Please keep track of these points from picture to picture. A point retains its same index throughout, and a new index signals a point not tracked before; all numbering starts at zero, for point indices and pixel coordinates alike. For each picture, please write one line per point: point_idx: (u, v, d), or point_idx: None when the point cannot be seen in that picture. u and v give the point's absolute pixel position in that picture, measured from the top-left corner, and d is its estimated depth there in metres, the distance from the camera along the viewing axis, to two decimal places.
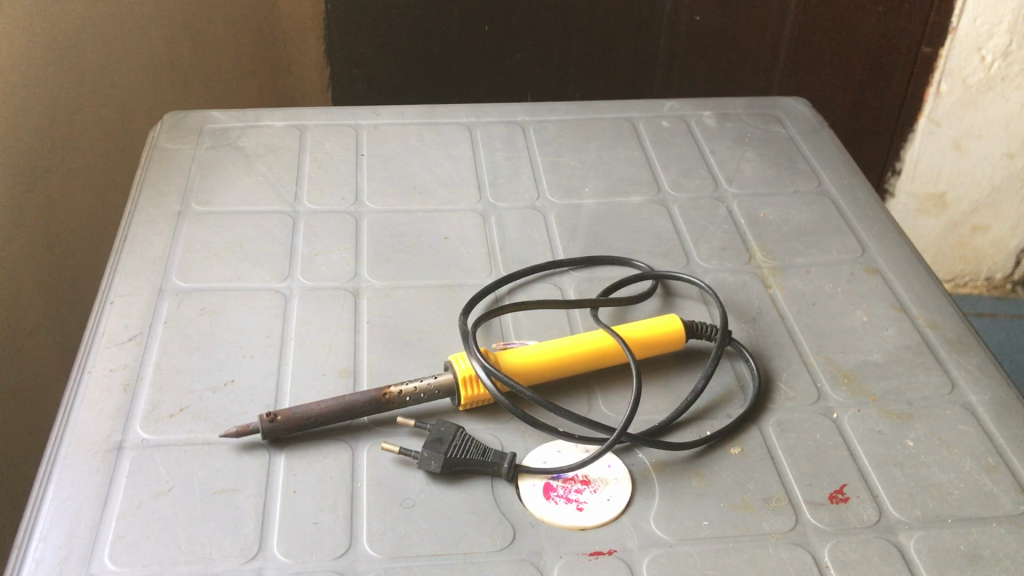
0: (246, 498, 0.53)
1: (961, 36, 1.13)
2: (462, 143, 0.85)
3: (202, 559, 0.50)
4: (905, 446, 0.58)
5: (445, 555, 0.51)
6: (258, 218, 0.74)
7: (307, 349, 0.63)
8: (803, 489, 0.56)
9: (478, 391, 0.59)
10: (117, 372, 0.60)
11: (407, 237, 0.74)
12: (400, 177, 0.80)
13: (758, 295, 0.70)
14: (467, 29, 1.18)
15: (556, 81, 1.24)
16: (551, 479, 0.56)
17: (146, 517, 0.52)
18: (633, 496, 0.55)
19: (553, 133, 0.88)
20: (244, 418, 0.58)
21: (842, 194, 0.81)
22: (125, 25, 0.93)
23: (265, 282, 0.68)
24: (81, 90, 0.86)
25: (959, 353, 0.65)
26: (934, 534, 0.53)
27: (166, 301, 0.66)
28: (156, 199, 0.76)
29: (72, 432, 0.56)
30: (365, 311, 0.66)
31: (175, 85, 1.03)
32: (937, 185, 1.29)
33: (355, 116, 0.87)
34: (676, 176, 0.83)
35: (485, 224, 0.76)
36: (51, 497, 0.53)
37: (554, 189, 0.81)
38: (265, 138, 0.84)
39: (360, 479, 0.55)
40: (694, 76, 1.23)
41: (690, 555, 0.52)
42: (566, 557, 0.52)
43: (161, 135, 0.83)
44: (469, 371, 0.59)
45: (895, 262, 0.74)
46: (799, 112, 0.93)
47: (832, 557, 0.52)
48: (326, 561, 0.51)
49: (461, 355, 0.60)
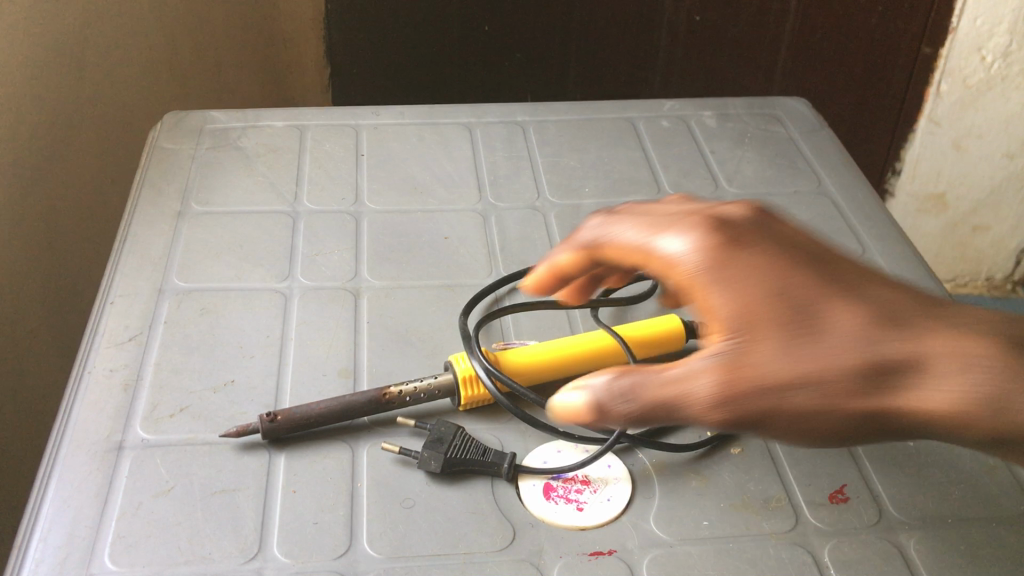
0: (247, 498, 0.53)
1: (961, 36, 1.13)
2: (462, 143, 0.85)
3: (202, 559, 0.50)
4: (906, 446, 0.59)
5: (445, 556, 0.51)
6: (259, 219, 0.74)
7: (307, 349, 0.63)
8: (803, 488, 0.56)
9: (478, 391, 0.59)
10: (117, 372, 0.60)
11: (408, 237, 0.74)
12: (400, 177, 0.80)
13: None
14: (467, 29, 1.18)
15: (555, 81, 1.24)
16: (551, 479, 0.55)
17: (147, 517, 0.52)
18: (633, 496, 0.55)
19: (552, 133, 0.88)
20: (245, 418, 0.58)
21: (841, 195, 0.81)
22: (125, 25, 0.93)
23: (266, 282, 0.68)
24: (81, 90, 0.86)
25: None
26: (933, 534, 0.53)
27: (166, 300, 0.66)
28: (156, 199, 0.76)
29: (72, 432, 0.56)
30: (366, 310, 0.66)
31: (175, 85, 1.04)
32: (937, 185, 1.28)
33: (356, 116, 0.87)
34: (676, 176, 0.83)
35: (485, 223, 0.76)
36: (51, 497, 0.53)
37: (554, 189, 0.81)
38: (266, 138, 0.84)
39: (360, 479, 0.55)
40: (694, 76, 1.23)
41: (690, 555, 0.52)
42: (566, 557, 0.52)
43: (161, 135, 0.83)
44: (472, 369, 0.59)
45: (894, 262, 0.74)
46: (798, 112, 0.93)
47: (832, 557, 0.52)
48: (326, 561, 0.51)
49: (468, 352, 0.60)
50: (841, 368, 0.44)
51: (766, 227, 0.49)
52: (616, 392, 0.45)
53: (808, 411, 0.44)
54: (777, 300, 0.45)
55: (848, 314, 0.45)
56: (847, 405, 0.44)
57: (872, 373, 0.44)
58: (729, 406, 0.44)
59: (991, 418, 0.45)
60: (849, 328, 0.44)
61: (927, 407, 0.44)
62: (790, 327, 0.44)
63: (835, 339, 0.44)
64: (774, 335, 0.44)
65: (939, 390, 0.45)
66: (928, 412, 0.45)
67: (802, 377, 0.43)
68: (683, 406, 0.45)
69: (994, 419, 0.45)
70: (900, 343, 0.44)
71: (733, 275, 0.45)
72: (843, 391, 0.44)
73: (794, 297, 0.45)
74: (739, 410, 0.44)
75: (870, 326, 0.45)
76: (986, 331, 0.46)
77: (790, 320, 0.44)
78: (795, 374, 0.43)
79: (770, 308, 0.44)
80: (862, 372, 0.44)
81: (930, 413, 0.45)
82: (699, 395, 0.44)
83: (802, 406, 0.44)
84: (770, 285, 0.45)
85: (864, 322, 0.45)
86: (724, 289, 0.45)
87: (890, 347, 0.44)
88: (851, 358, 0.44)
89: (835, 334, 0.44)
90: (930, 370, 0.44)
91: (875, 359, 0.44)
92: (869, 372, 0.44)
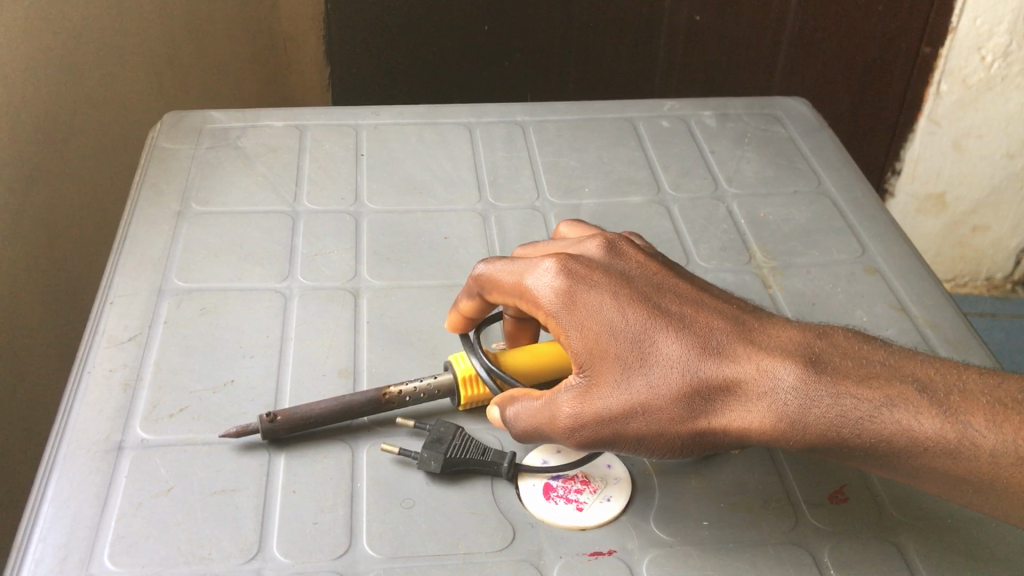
0: (247, 498, 0.53)
1: (961, 36, 1.13)
2: (462, 143, 0.85)
3: (202, 559, 0.50)
4: None
5: (445, 556, 0.51)
6: (259, 219, 0.74)
7: (307, 350, 0.63)
8: (803, 489, 0.56)
9: (478, 391, 0.58)
10: (117, 372, 0.60)
11: (407, 237, 0.74)
12: (400, 177, 0.80)
13: (758, 295, 0.70)
14: (467, 29, 1.18)
15: (555, 81, 1.24)
16: (551, 479, 0.55)
17: (146, 517, 0.52)
18: (633, 496, 0.55)
19: (552, 133, 0.88)
20: (245, 418, 0.58)
21: (841, 194, 0.81)
22: (125, 24, 0.93)
23: (265, 282, 0.68)
24: (81, 89, 0.86)
25: (959, 353, 0.65)
26: (933, 534, 0.54)
27: (166, 300, 0.66)
28: (156, 198, 0.76)
29: (72, 432, 0.56)
30: (366, 311, 0.66)
31: (175, 85, 1.04)
32: (937, 185, 1.28)
33: (356, 116, 0.87)
34: (676, 176, 0.83)
35: (485, 224, 0.76)
36: (50, 497, 0.53)
37: (554, 189, 0.81)
38: (265, 138, 0.84)
39: (360, 479, 0.55)
40: (694, 75, 1.23)
41: (690, 555, 0.52)
42: (566, 557, 0.52)
43: (161, 134, 0.83)
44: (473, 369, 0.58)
45: (894, 262, 0.74)
46: (798, 112, 0.93)
47: (832, 557, 0.52)
48: (326, 561, 0.51)
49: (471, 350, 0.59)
50: (663, 395, 0.47)
51: (614, 263, 0.52)
52: (516, 421, 0.51)
53: (652, 438, 0.48)
54: (615, 333, 0.48)
55: (670, 343, 0.48)
56: (677, 431, 0.47)
57: (693, 398, 0.47)
58: (585, 433, 0.48)
59: (824, 437, 0.46)
60: (652, 366, 0.47)
61: (762, 430, 0.47)
62: (630, 357, 0.48)
63: (652, 368, 0.47)
64: (607, 368, 0.48)
65: (776, 412, 0.47)
66: (772, 432, 0.47)
67: (640, 406, 0.47)
68: (556, 432, 0.49)
69: (831, 438, 0.46)
70: (722, 368, 0.47)
71: (581, 314, 0.49)
72: (671, 417, 0.47)
73: (621, 327, 0.48)
74: (594, 435, 0.48)
75: (686, 354, 0.47)
76: (803, 355, 0.48)
77: (623, 353, 0.48)
78: (626, 403, 0.47)
79: (610, 342, 0.48)
80: (680, 397, 0.47)
81: (767, 432, 0.47)
82: (564, 421, 0.49)
83: (631, 434, 0.48)
84: (608, 319, 0.48)
85: (687, 349, 0.48)
86: (572, 322, 0.49)
87: (711, 372, 0.47)
88: (674, 383, 0.47)
89: (661, 363, 0.47)
90: (755, 393, 0.47)
91: (694, 383, 0.47)
92: (701, 397, 0.47)
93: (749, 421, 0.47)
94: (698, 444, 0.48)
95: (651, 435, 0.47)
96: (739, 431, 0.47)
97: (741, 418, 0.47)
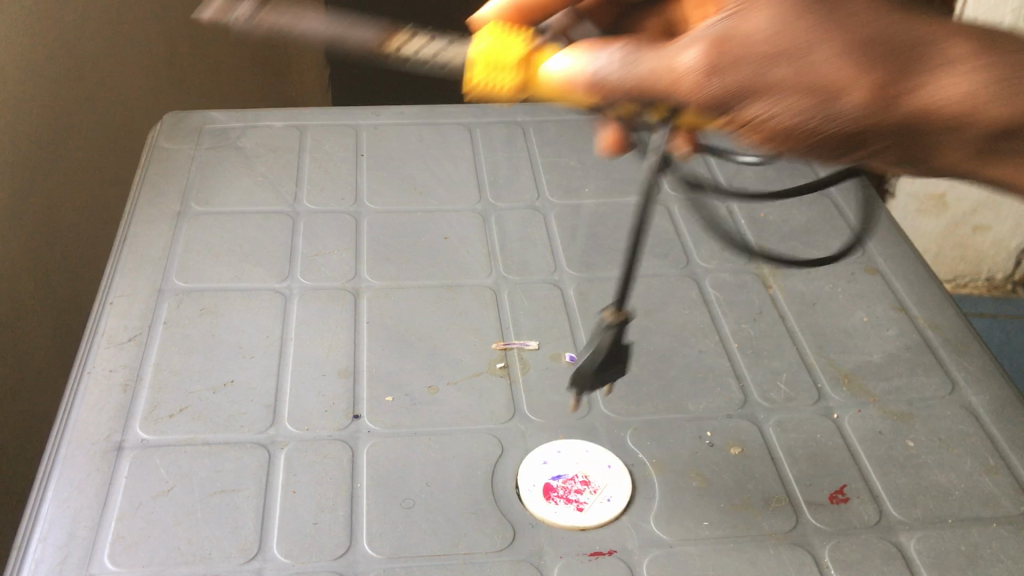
0: (246, 498, 0.53)
1: None
2: (462, 143, 0.84)
3: (202, 559, 0.50)
4: (905, 447, 0.59)
5: (444, 556, 0.51)
6: (259, 219, 0.74)
7: (307, 350, 0.63)
8: (803, 489, 0.56)
9: (503, 86, 0.46)
10: (117, 372, 0.60)
11: (407, 237, 0.73)
12: (399, 177, 0.80)
13: (758, 294, 0.70)
14: None
15: None
16: (551, 479, 0.55)
17: (147, 517, 0.52)
18: (633, 496, 0.55)
19: (554, 133, 0.86)
20: (244, 419, 0.58)
21: (842, 194, 0.80)
22: (124, 25, 0.93)
23: (265, 282, 0.68)
24: (81, 91, 0.86)
25: (959, 354, 0.66)
26: (933, 534, 0.54)
27: (166, 300, 0.66)
28: (157, 199, 0.76)
29: (72, 432, 0.56)
30: (366, 311, 0.66)
31: (175, 84, 1.03)
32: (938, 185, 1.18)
33: (355, 116, 0.87)
34: None
35: (484, 224, 0.75)
36: (51, 497, 0.53)
37: (554, 189, 0.80)
38: (265, 138, 0.83)
39: (360, 479, 0.55)
40: None
41: (690, 555, 0.52)
42: (566, 557, 0.52)
43: (160, 135, 0.83)
44: (500, 50, 0.45)
45: (894, 262, 0.73)
46: None
47: (832, 557, 0.52)
48: (326, 561, 0.51)
49: (505, 31, 0.47)
50: (811, 71, 0.38)
51: None
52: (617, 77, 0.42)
53: (793, 96, 0.39)
54: None
55: None
56: (846, 81, 0.38)
57: (860, 61, 0.38)
58: (720, 82, 0.39)
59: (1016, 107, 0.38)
60: (814, 59, 0.38)
61: (962, 101, 0.38)
62: None
63: (815, 63, 0.38)
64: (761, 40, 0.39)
65: (984, 67, 0.38)
66: (966, 109, 0.38)
67: (773, 89, 0.39)
68: (669, 76, 0.40)
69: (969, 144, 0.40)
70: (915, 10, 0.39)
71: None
72: (845, 54, 0.38)
73: None
74: (728, 91, 0.40)
75: (869, 48, 0.38)
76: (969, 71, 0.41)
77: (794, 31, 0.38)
78: (764, 67, 0.39)
79: None
80: (869, 34, 0.38)
81: (963, 107, 0.38)
82: (661, 93, 0.41)
83: (775, 89, 0.39)
84: None
85: (869, 45, 0.38)
86: (748, 8, 0.39)
87: (878, 64, 0.38)
88: (838, 64, 0.38)
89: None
90: (923, 85, 0.38)
91: (869, 60, 0.38)
92: (890, 27, 0.38)
93: (948, 71, 0.38)
94: (858, 116, 0.39)
95: (807, 88, 0.39)
96: (925, 85, 0.38)
97: (952, 78, 0.38)
